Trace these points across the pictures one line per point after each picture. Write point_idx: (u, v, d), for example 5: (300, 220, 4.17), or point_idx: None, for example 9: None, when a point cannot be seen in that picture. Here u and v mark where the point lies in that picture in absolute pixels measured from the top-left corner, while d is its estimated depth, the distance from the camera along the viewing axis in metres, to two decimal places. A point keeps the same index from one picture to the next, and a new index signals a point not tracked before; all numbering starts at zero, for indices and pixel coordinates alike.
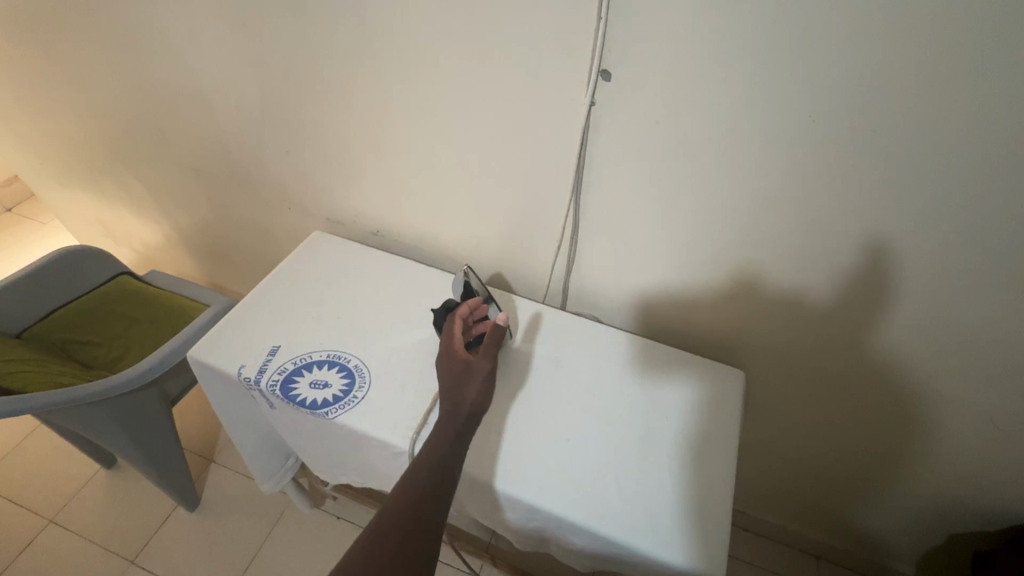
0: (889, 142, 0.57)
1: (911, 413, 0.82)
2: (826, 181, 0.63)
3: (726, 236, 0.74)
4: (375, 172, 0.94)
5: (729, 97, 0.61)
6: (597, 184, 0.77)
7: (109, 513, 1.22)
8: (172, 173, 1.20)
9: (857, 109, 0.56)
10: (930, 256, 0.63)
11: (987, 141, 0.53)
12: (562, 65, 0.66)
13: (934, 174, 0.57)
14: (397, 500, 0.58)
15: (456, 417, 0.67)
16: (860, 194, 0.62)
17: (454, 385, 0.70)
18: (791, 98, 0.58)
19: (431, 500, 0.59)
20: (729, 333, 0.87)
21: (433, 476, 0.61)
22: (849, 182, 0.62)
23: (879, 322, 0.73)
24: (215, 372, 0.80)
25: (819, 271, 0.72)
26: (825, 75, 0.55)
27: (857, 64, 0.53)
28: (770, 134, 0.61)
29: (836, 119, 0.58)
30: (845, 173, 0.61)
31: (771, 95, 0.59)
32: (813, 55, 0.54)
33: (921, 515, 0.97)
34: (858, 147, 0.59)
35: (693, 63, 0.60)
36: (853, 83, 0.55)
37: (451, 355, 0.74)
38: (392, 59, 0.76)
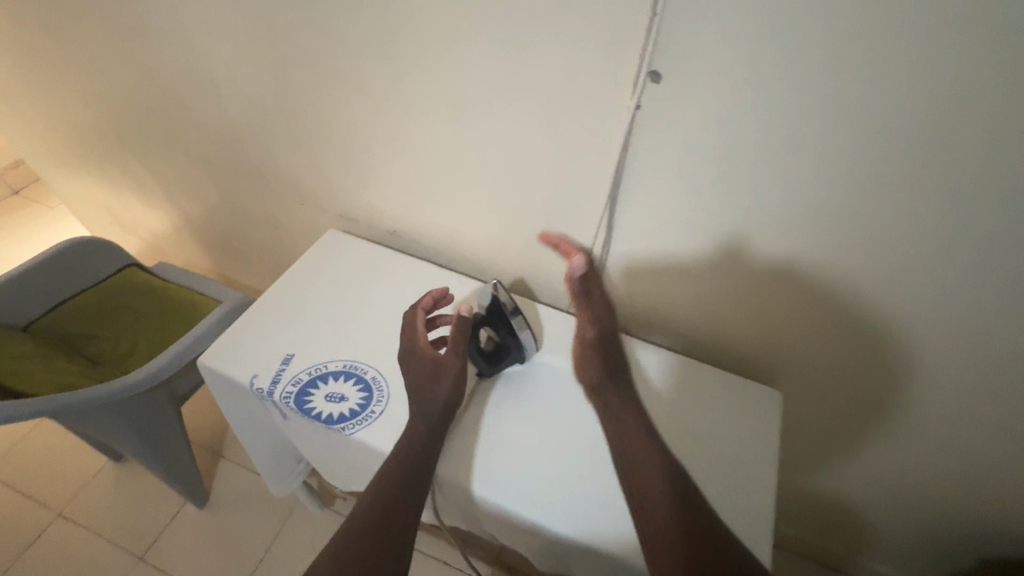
0: (967, 155, 0.52)
1: (959, 437, 0.77)
2: (892, 196, 0.57)
3: (774, 250, 0.69)
4: (394, 170, 0.89)
5: (792, 103, 0.55)
6: (633, 191, 0.72)
7: (117, 507, 1.21)
8: (181, 162, 1.16)
9: (937, 119, 0.51)
10: (997, 275, 0.58)
11: None
12: (605, 63, 0.61)
13: (1015, 190, 0.52)
14: (367, 509, 0.59)
15: (431, 417, 0.67)
16: (927, 209, 0.57)
17: (425, 382, 0.70)
18: (861, 106, 0.53)
19: (401, 506, 0.60)
20: (766, 350, 0.82)
21: (405, 480, 0.62)
22: (919, 197, 0.56)
23: (939, 344, 0.68)
24: (226, 380, 0.77)
25: (878, 289, 0.66)
26: (913, 85, 0.50)
27: (939, 71, 0.48)
28: (831, 145, 0.56)
29: (914, 130, 0.52)
30: (913, 187, 0.56)
31: (836, 103, 0.53)
32: (891, 60, 0.49)
33: (955, 536, 0.93)
34: (932, 161, 0.53)
35: (754, 65, 0.54)
36: (932, 89, 0.49)
37: (417, 353, 0.72)
38: (418, 51, 0.71)
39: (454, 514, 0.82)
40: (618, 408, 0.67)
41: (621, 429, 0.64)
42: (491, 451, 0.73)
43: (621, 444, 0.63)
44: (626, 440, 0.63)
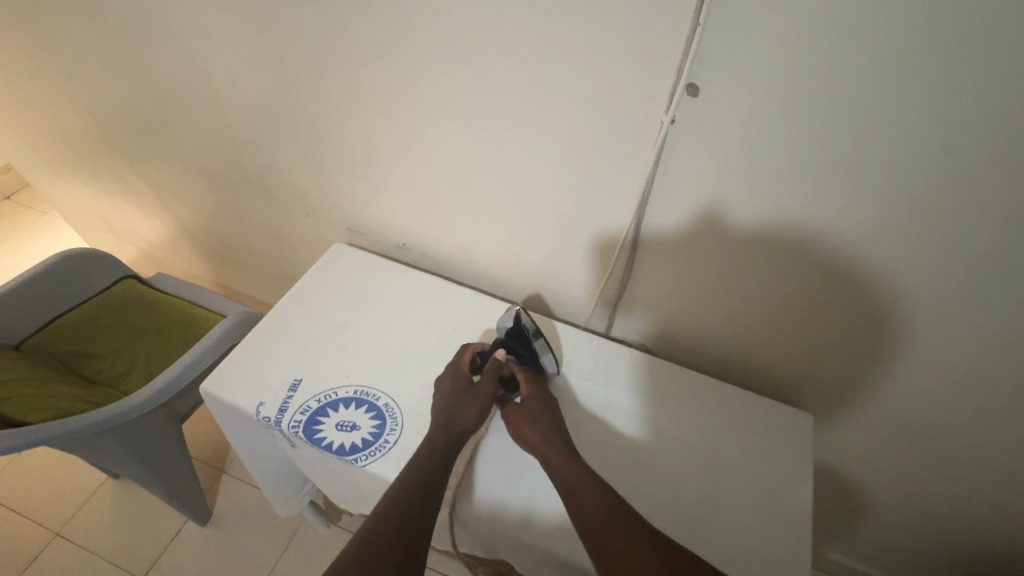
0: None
1: (993, 460, 0.74)
2: (940, 218, 0.54)
3: (812, 269, 0.65)
4: (404, 183, 0.85)
5: (838, 120, 0.52)
6: (660, 207, 0.68)
7: (117, 526, 1.18)
8: (179, 171, 1.11)
9: (995, 140, 0.47)
10: None
11: None
12: (638, 74, 0.57)
13: None
14: (381, 517, 0.53)
15: (448, 431, 0.64)
16: (974, 233, 0.54)
17: (454, 403, 0.67)
18: (912, 125, 0.49)
19: (418, 517, 0.54)
20: (797, 370, 0.79)
21: (422, 490, 0.57)
22: (969, 221, 0.53)
23: (977, 367, 0.65)
24: (230, 408, 0.73)
25: (918, 313, 0.63)
26: (973, 103, 0.46)
27: (1004, 90, 0.45)
28: (879, 165, 0.53)
29: (968, 151, 0.49)
30: (963, 209, 0.53)
31: (888, 121, 0.50)
32: (951, 77, 0.46)
33: (981, 557, 0.91)
34: (986, 183, 0.50)
35: (799, 80, 0.51)
36: (994, 109, 0.46)
37: (452, 378, 0.71)
38: (433, 60, 0.67)
39: (470, 543, 0.78)
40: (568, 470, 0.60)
41: (569, 491, 0.58)
42: (510, 476, 0.69)
43: (576, 506, 0.56)
44: (578, 497, 0.57)
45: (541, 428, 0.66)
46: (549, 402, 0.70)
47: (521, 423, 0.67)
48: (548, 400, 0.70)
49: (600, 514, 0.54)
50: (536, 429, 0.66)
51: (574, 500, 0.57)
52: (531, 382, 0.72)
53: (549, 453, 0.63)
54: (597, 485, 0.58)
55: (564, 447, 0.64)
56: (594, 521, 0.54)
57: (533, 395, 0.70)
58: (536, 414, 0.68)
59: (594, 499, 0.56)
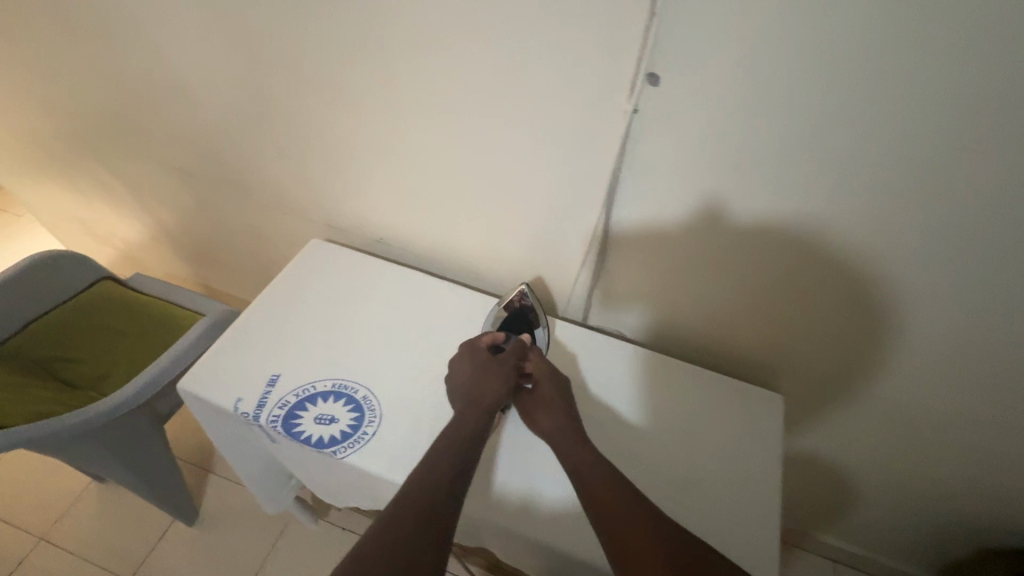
0: (962, 159, 0.52)
1: (953, 433, 0.77)
2: (888, 199, 0.57)
3: (778, 252, 0.67)
4: (379, 177, 0.86)
5: (791, 106, 0.54)
6: (629, 195, 0.70)
7: (104, 528, 1.18)
8: (153, 171, 1.10)
9: (934, 122, 0.50)
10: (986, 278, 0.59)
11: None
12: (601, 64, 0.59)
13: (1000, 193, 0.52)
14: (402, 507, 0.51)
15: (476, 406, 0.65)
16: (922, 212, 0.56)
17: (479, 378, 0.69)
18: (859, 110, 0.52)
19: (444, 502, 0.52)
20: (770, 352, 0.81)
21: (450, 466, 0.56)
22: (917, 200, 0.56)
23: (937, 342, 0.67)
24: (209, 405, 0.73)
25: (877, 291, 0.65)
26: (912, 88, 0.49)
27: (939, 75, 0.47)
28: (830, 149, 0.56)
29: (910, 134, 0.52)
30: (909, 190, 0.55)
31: (837, 105, 0.52)
32: (890, 62, 0.48)
33: (950, 530, 0.94)
34: (927, 164, 0.53)
35: (752, 67, 0.53)
36: (930, 92, 0.49)
37: (474, 356, 0.72)
38: (403, 53, 0.67)
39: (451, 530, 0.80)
40: (584, 454, 0.61)
41: (580, 477, 0.59)
42: (513, 462, 0.70)
43: (589, 491, 0.57)
44: (591, 483, 0.58)
45: (558, 412, 0.67)
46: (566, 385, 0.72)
47: (536, 407, 0.69)
48: (564, 383, 0.72)
49: (616, 501, 0.55)
50: (550, 414, 0.67)
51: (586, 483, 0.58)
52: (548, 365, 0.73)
53: (559, 438, 0.64)
54: (610, 473, 0.58)
55: (575, 433, 0.65)
56: (611, 508, 0.54)
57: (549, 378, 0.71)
58: (556, 394, 0.69)
59: (608, 486, 0.57)
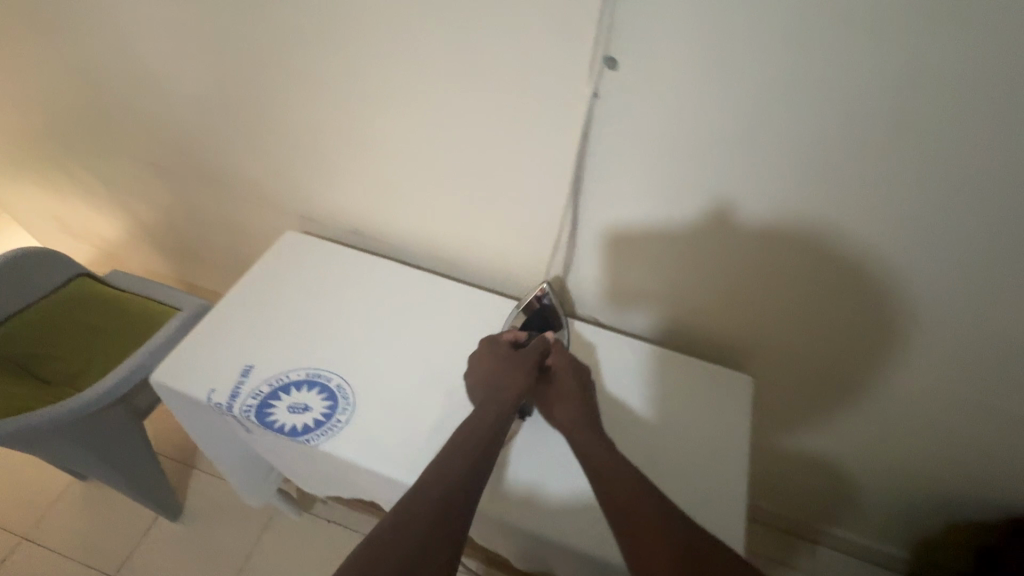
0: (904, 138, 0.54)
1: (916, 408, 0.80)
2: (839, 178, 0.59)
3: (742, 234, 0.69)
4: (352, 167, 0.86)
5: (743, 88, 0.56)
6: (596, 181, 0.71)
7: (88, 526, 1.17)
8: (127, 165, 1.10)
9: (875, 103, 0.52)
10: (936, 254, 0.61)
11: (998, 137, 0.51)
12: (561, 49, 0.60)
13: (943, 171, 0.55)
14: (418, 498, 0.53)
15: (498, 402, 0.66)
16: (872, 191, 0.59)
17: (501, 373, 0.69)
18: (807, 91, 0.54)
19: (458, 499, 0.54)
20: (740, 335, 0.82)
21: (468, 461, 0.58)
22: (866, 180, 0.58)
23: (895, 319, 0.70)
24: (183, 397, 0.73)
25: (836, 270, 0.67)
26: (853, 70, 0.51)
27: (877, 56, 0.50)
28: (783, 131, 0.57)
29: (855, 115, 0.54)
30: (858, 170, 0.57)
31: (786, 87, 0.54)
32: (831, 44, 0.50)
33: (922, 507, 0.97)
34: (873, 144, 0.55)
35: (703, 51, 0.55)
36: (870, 74, 0.51)
37: (497, 352, 0.72)
38: (369, 41, 0.68)
39: None
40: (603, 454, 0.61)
41: (599, 475, 0.59)
42: (535, 460, 0.72)
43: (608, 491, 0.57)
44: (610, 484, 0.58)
45: (578, 409, 0.67)
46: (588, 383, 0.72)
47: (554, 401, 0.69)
48: (585, 378, 0.72)
49: (633, 502, 0.55)
50: (569, 411, 0.67)
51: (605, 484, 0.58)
52: (568, 361, 0.73)
53: (575, 431, 0.65)
54: (626, 470, 0.59)
55: (591, 428, 0.66)
56: (630, 508, 0.55)
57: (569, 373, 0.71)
58: (577, 392, 0.69)
59: (626, 488, 0.57)
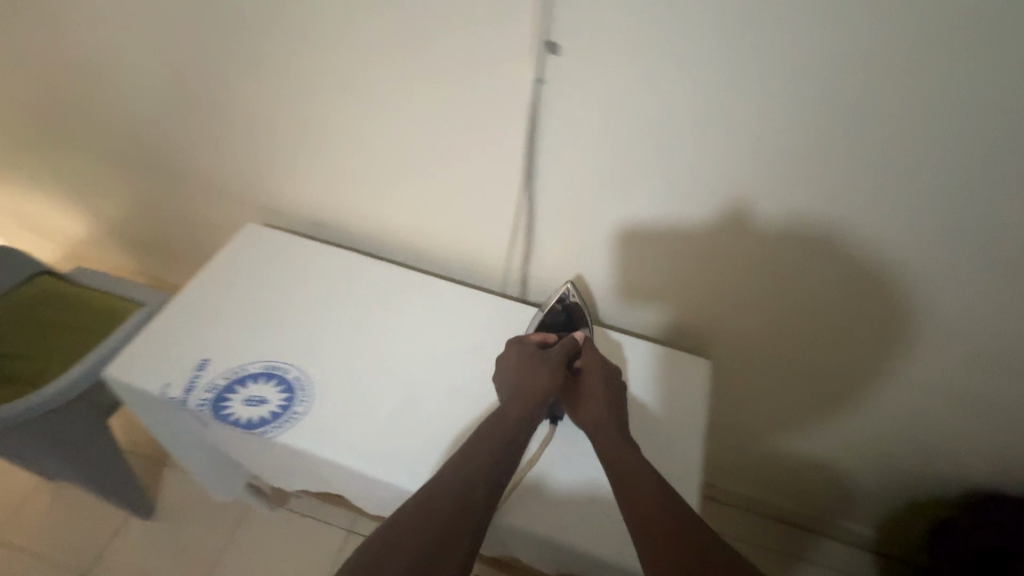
0: (835, 119, 0.55)
1: (867, 385, 0.82)
2: (779, 160, 0.60)
3: (693, 218, 0.70)
4: (308, 157, 0.85)
5: (680, 72, 0.57)
6: (547, 167, 0.71)
7: (56, 527, 1.16)
8: (85, 159, 1.07)
9: (806, 85, 0.54)
10: (876, 234, 0.63)
11: (920, 116, 0.52)
12: (504, 34, 0.60)
13: (873, 152, 0.56)
14: (439, 489, 0.56)
15: (523, 402, 0.64)
16: (810, 172, 0.60)
17: (526, 372, 0.68)
18: (741, 74, 0.55)
19: (479, 496, 0.55)
20: (697, 319, 0.84)
21: (492, 456, 0.59)
22: (803, 161, 0.59)
23: (843, 299, 0.72)
24: (138, 392, 0.72)
25: (783, 251, 0.69)
26: (782, 52, 0.52)
27: (803, 38, 0.51)
28: (721, 114, 0.58)
29: (789, 97, 0.55)
30: (795, 152, 0.59)
31: (721, 70, 0.55)
32: (759, 26, 0.51)
33: (884, 484, 0.99)
34: (807, 125, 0.56)
35: (639, 35, 0.56)
36: (798, 55, 0.52)
37: (524, 352, 0.71)
38: (316, 27, 0.68)
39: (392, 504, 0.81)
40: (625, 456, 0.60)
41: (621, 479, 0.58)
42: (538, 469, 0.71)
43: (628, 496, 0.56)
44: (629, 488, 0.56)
45: (605, 412, 0.66)
46: (617, 386, 0.70)
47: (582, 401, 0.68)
48: (614, 379, 0.71)
49: (655, 509, 0.54)
50: (596, 411, 0.66)
51: (625, 486, 0.57)
52: (598, 362, 0.71)
53: (602, 434, 0.64)
54: (654, 477, 0.57)
55: (619, 432, 0.64)
56: (652, 515, 0.53)
57: (599, 373, 0.70)
58: (606, 395, 0.68)
59: (646, 493, 0.55)
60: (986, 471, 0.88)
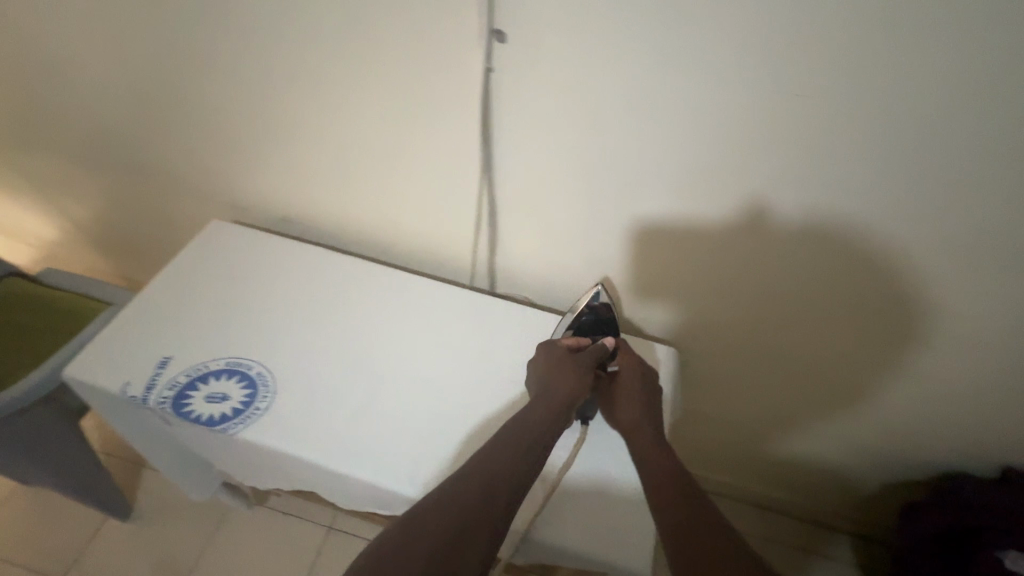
0: (779, 103, 0.56)
1: (831, 369, 0.83)
2: (729, 145, 0.60)
3: (651, 206, 0.70)
4: (269, 152, 0.85)
5: (625, 58, 0.57)
6: (505, 158, 0.71)
7: (33, 531, 1.15)
8: (48, 159, 1.06)
9: (748, 69, 0.54)
10: (827, 218, 0.63)
11: (860, 99, 0.53)
12: (451, 23, 0.60)
13: (819, 135, 0.57)
14: (468, 475, 0.54)
15: (552, 403, 0.63)
16: (759, 157, 0.60)
17: (554, 373, 0.67)
18: (684, 59, 0.55)
19: (506, 488, 0.54)
20: (663, 308, 0.84)
21: (520, 447, 0.58)
22: (753, 146, 0.60)
23: (802, 284, 0.72)
24: (99, 392, 0.71)
25: (741, 237, 0.69)
26: (722, 36, 0.53)
27: (741, 22, 0.51)
28: (669, 100, 0.59)
29: (732, 82, 0.55)
30: (743, 136, 0.59)
31: (664, 55, 0.56)
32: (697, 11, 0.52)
33: (855, 467, 1.01)
34: (753, 110, 0.57)
35: (583, 22, 0.56)
36: (738, 39, 0.52)
37: (553, 354, 0.70)
38: (264, 19, 0.67)
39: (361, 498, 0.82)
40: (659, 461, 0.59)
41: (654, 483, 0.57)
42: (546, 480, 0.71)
43: (662, 499, 0.55)
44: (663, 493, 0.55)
45: (640, 414, 0.65)
46: (652, 390, 0.69)
47: (617, 401, 0.68)
48: (650, 382, 0.70)
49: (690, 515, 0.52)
50: (631, 412, 0.65)
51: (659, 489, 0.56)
52: (633, 364, 0.70)
53: (637, 438, 0.63)
54: (690, 485, 0.56)
55: (655, 434, 0.63)
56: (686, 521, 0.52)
57: (635, 376, 0.69)
58: (641, 397, 0.67)
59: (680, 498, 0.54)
60: (952, 451, 0.89)
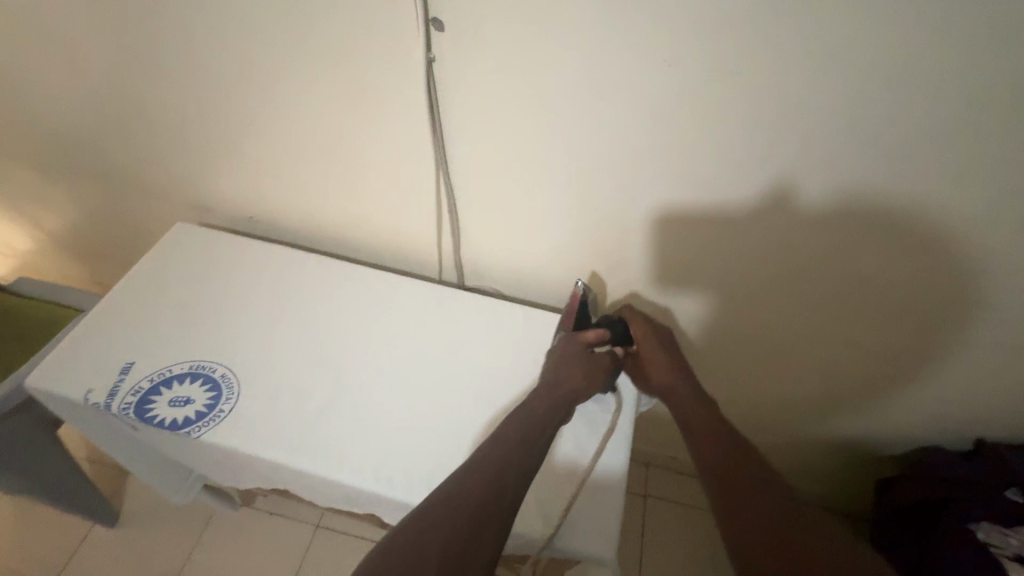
0: (719, 81, 0.55)
1: (800, 347, 0.84)
2: (675, 127, 0.60)
3: (607, 192, 0.70)
4: (226, 152, 0.84)
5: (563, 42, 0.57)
6: (458, 148, 0.71)
7: (20, 541, 1.15)
8: (9, 169, 1.04)
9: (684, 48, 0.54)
10: (780, 196, 0.63)
11: (797, 75, 0.53)
12: (389, 14, 0.59)
13: (762, 113, 0.56)
14: (471, 473, 0.55)
15: (557, 393, 0.66)
16: (707, 137, 0.60)
17: (563, 367, 0.69)
18: (621, 40, 0.55)
19: (509, 484, 0.55)
20: (631, 295, 0.84)
21: (519, 442, 0.59)
22: (699, 127, 0.59)
23: (764, 264, 0.72)
24: (62, 400, 0.71)
25: (699, 219, 0.69)
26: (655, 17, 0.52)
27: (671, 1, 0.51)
28: (612, 82, 0.58)
29: (671, 62, 0.55)
30: (688, 117, 0.59)
31: (601, 38, 0.55)
32: None
33: (832, 443, 1.02)
34: (695, 89, 0.57)
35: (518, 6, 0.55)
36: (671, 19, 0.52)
37: (565, 348, 0.71)
38: (202, 17, 0.66)
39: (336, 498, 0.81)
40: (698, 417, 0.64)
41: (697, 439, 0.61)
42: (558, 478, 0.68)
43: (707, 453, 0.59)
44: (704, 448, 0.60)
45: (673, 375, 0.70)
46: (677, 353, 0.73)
47: (646, 369, 0.72)
48: (672, 347, 0.74)
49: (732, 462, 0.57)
50: (662, 372, 0.70)
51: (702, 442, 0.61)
52: (649, 336, 0.74)
53: (676, 396, 0.67)
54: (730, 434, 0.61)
55: (690, 391, 0.68)
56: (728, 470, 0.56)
57: (654, 347, 0.73)
58: (670, 360, 0.71)
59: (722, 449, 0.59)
60: (922, 425, 0.90)
